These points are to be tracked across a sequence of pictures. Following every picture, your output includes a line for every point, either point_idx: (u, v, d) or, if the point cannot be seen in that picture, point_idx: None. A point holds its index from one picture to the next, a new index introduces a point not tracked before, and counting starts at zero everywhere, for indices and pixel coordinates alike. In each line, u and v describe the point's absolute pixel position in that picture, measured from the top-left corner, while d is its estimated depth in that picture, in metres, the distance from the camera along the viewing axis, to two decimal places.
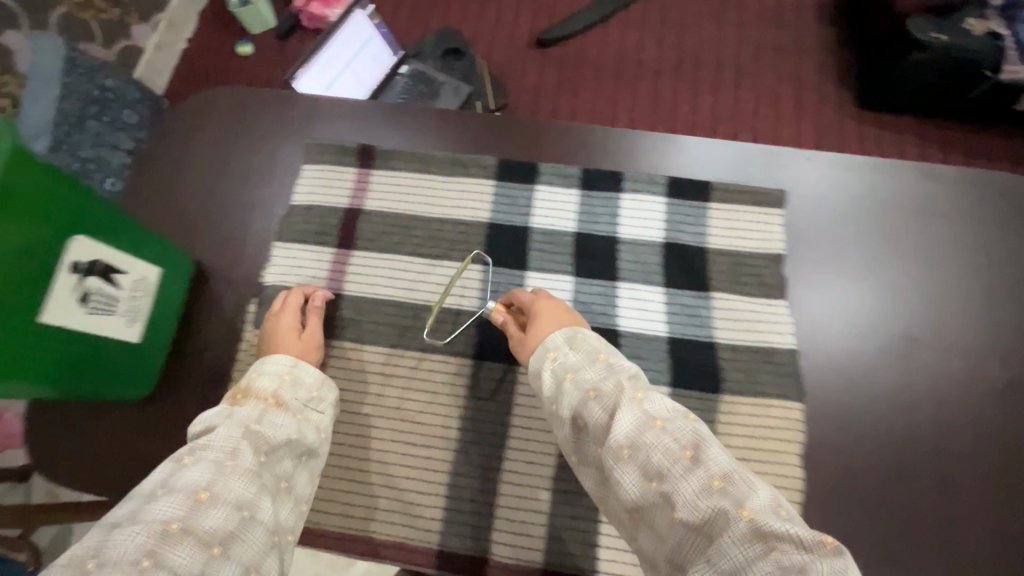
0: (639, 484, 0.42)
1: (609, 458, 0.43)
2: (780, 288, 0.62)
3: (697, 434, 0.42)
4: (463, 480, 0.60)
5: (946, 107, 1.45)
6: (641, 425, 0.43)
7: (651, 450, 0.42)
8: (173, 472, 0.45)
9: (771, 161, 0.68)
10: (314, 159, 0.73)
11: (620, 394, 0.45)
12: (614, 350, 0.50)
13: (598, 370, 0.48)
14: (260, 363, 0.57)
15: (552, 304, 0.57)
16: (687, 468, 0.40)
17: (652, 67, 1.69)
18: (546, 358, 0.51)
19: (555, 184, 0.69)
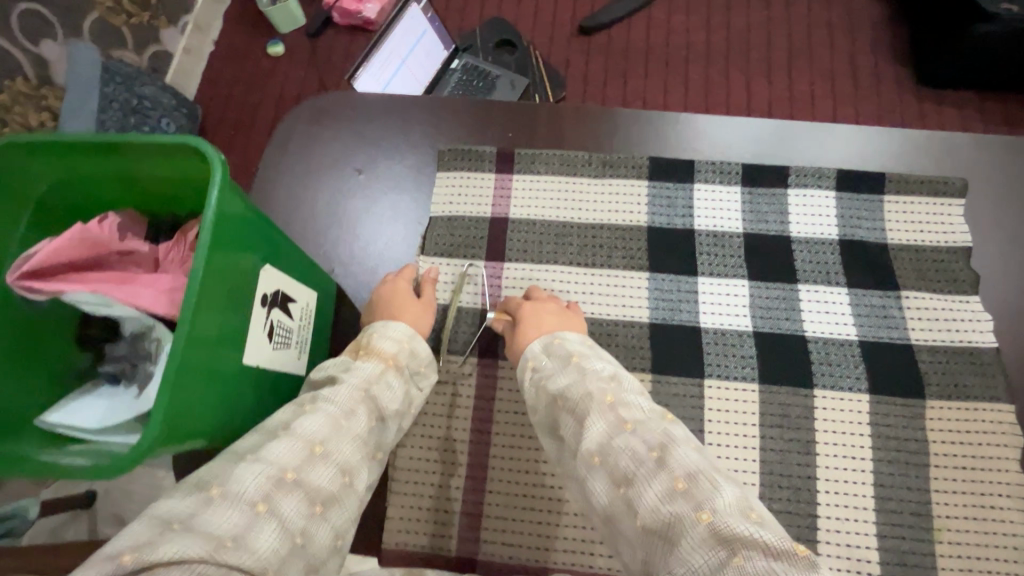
0: (609, 492, 0.42)
1: (583, 467, 0.44)
2: (974, 284, 0.59)
3: (666, 438, 0.42)
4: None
5: (1011, 80, 1.39)
6: (612, 430, 0.44)
7: (621, 455, 0.42)
8: (295, 416, 0.46)
9: (936, 146, 0.64)
10: (451, 166, 0.68)
11: (587, 399, 0.46)
12: (590, 354, 0.51)
13: (572, 374, 0.49)
14: (381, 324, 0.57)
15: (547, 308, 0.57)
16: (651, 472, 0.40)
17: (701, 50, 1.60)
18: (526, 367, 0.53)
19: (714, 182, 0.65)
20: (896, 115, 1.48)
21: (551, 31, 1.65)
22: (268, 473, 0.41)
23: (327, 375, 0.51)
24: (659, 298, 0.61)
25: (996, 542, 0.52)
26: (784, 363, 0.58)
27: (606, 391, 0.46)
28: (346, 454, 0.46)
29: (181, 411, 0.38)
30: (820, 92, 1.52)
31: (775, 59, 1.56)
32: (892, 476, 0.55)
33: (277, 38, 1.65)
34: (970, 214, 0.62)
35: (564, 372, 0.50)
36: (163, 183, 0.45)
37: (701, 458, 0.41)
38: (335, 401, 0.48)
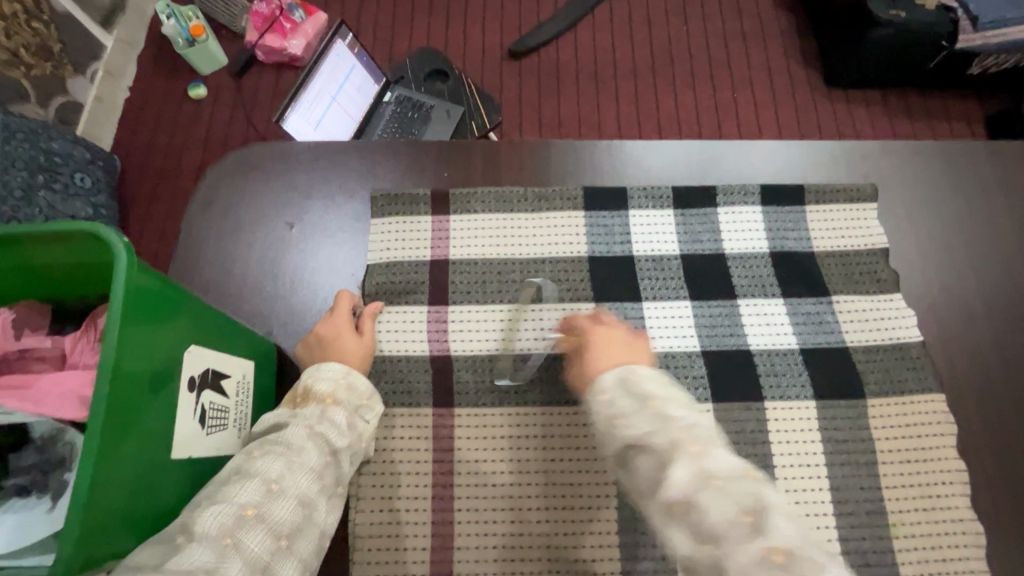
0: (689, 546, 0.38)
1: (659, 514, 0.40)
2: (895, 282, 0.63)
3: (761, 502, 0.37)
4: (634, 526, 0.56)
5: (907, 80, 1.52)
6: (699, 483, 0.39)
7: (712, 513, 0.37)
8: (245, 461, 0.46)
9: (852, 156, 0.70)
10: (385, 213, 0.67)
11: (672, 447, 0.41)
12: (669, 397, 0.45)
13: (651, 418, 0.43)
14: (315, 366, 0.55)
15: (612, 335, 0.52)
16: (744, 536, 0.36)
17: (628, 67, 1.65)
18: (596, 401, 0.47)
19: (647, 207, 0.67)
20: (812, 116, 1.57)
21: (482, 57, 1.67)
22: (228, 511, 0.41)
23: (273, 423, 0.50)
24: None
25: (948, 527, 0.55)
26: (734, 378, 0.60)
27: (690, 439, 0.41)
28: (302, 486, 0.46)
29: (105, 530, 0.35)
30: (743, 100, 1.60)
31: (697, 71, 1.64)
32: (846, 478, 0.57)
33: (198, 79, 1.59)
34: (881, 215, 0.67)
35: (641, 413, 0.44)
36: (64, 272, 0.41)
37: (799, 528, 0.37)
38: (283, 442, 0.48)
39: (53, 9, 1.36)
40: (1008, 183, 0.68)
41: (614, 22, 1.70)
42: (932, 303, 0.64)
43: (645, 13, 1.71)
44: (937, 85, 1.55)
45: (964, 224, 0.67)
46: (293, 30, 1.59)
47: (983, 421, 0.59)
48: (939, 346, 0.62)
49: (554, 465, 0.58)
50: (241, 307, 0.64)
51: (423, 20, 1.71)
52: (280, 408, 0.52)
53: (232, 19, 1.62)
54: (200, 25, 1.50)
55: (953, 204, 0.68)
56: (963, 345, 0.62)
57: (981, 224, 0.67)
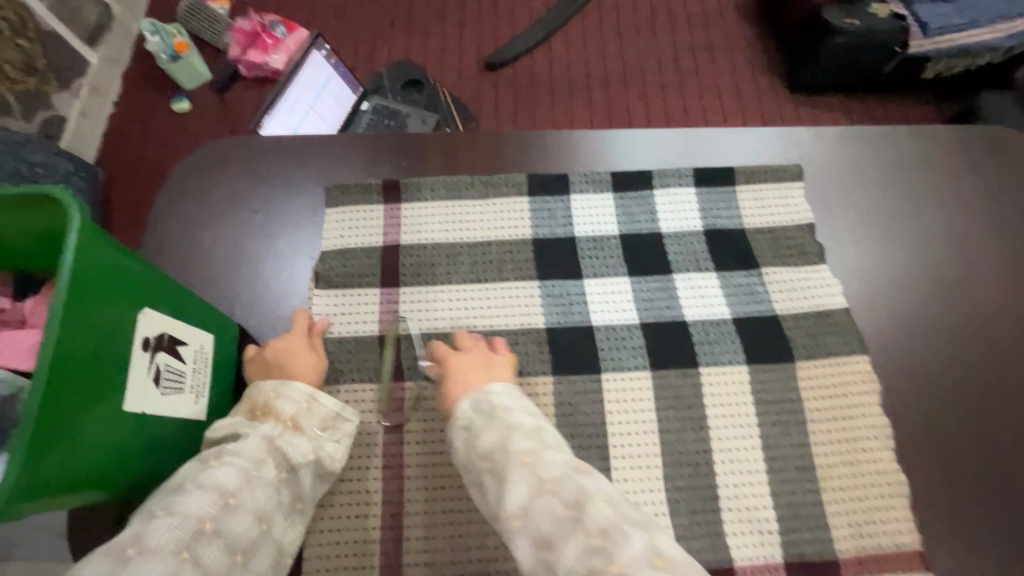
0: (531, 551, 0.41)
1: (506, 530, 0.43)
2: (820, 254, 0.68)
3: (581, 495, 0.42)
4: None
5: (866, 84, 1.59)
6: (533, 492, 0.43)
7: (540, 518, 0.41)
8: (201, 471, 0.47)
9: (784, 141, 0.75)
10: (339, 202, 0.70)
11: (506, 461, 0.46)
12: (515, 411, 0.52)
13: (496, 430, 0.50)
14: (279, 382, 0.57)
15: (471, 359, 0.58)
16: (568, 531, 0.40)
17: (600, 76, 1.72)
18: (458, 425, 0.52)
19: (587, 191, 0.71)
20: (776, 120, 1.64)
21: (458, 68, 1.73)
22: (182, 525, 0.42)
23: (231, 432, 0.52)
24: (551, 303, 0.66)
25: (873, 480, 0.58)
26: (670, 347, 0.63)
27: (525, 452, 0.46)
28: (260, 501, 0.48)
29: (54, 461, 0.38)
30: (710, 106, 1.67)
31: (665, 80, 1.71)
32: (778, 437, 0.60)
33: (181, 94, 1.64)
34: (810, 196, 0.72)
35: (489, 428, 0.50)
36: (26, 239, 0.45)
37: (619, 513, 0.41)
38: (241, 454, 0.50)
39: (39, 28, 1.41)
40: (933, 165, 0.73)
41: (586, 33, 1.77)
42: (860, 273, 0.68)
43: (615, 25, 1.78)
44: (894, 88, 1.62)
45: (889, 203, 0.71)
46: (275, 46, 1.65)
47: (909, 380, 0.63)
48: (866, 315, 0.66)
49: None
50: (204, 293, 0.67)
51: (401, 34, 1.77)
52: (239, 418, 0.54)
53: (215, 36, 1.67)
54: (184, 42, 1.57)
55: (879, 184, 0.72)
56: (890, 312, 0.66)
57: (904, 203, 0.71)
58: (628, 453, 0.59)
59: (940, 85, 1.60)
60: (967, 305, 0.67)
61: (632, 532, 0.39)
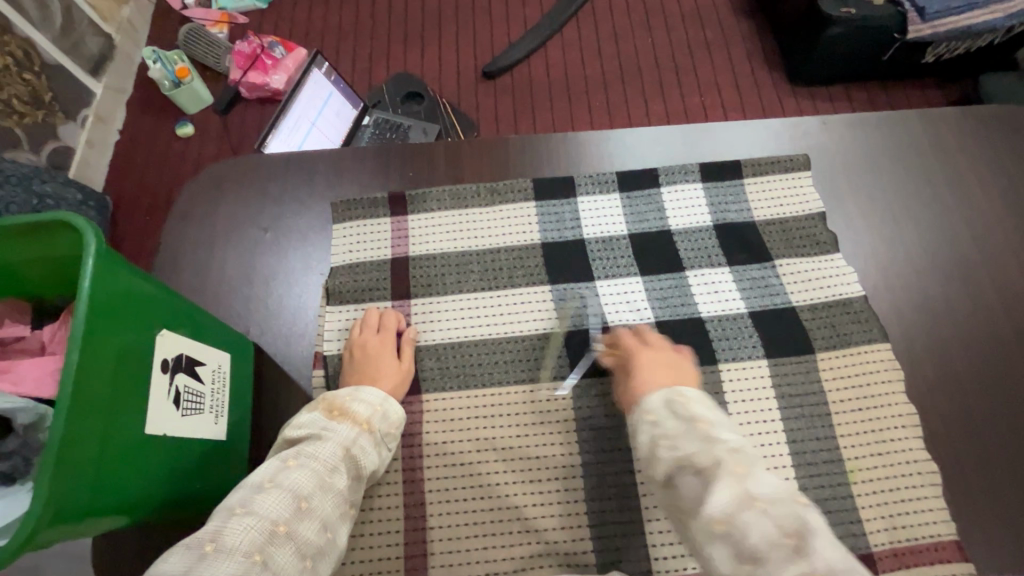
0: (729, 563, 0.40)
1: (698, 532, 0.42)
2: (833, 243, 0.67)
3: (804, 525, 0.40)
4: (603, 493, 0.58)
5: (867, 71, 1.58)
6: (741, 503, 0.41)
7: (751, 531, 0.40)
8: (280, 470, 0.49)
9: (790, 132, 0.74)
10: (346, 217, 0.71)
11: (718, 467, 0.43)
12: (716, 421, 0.49)
13: (698, 438, 0.46)
14: (355, 388, 0.59)
15: (658, 358, 0.57)
16: (785, 555, 0.38)
17: (599, 78, 1.72)
18: (644, 421, 0.51)
19: (594, 193, 0.71)
20: (778, 112, 1.63)
21: (457, 78, 1.74)
22: (256, 527, 0.44)
23: (306, 433, 0.53)
24: (565, 307, 0.66)
25: (903, 470, 0.57)
26: (687, 344, 0.63)
27: (735, 460, 0.44)
28: (328, 509, 0.49)
29: (78, 487, 0.38)
30: (710, 102, 1.66)
31: (663, 79, 1.71)
32: (802, 431, 0.59)
33: (185, 119, 1.66)
34: (820, 185, 0.71)
35: (687, 434, 0.47)
36: (41, 266, 0.45)
37: (840, 554, 0.39)
38: (318, 458, 0.51)
39: (44, 61, 1.43)
40: (944, 147, 0.72)
41: (582, 36, 1.78)
42: (876, 261, 0.67)
43: (610, 26, 1.79)
44: (896, 74, 1.61)
45: (901, 188, 0.71)
46: (275, 66, 1.67)
47: (933, 366, 0.62)
48: (885, 303, 0.65)
49: (518, 441, 0.60)
50: (217, 314, 0.67)
51: (398, 48, 1.79)
52: (317, 414, 0.55)
53: (216, 60, 1.70)
54: (185, 67, 1.59)
55: (890, 170, 0.71)
56: (910, 298, 0.65)
57: (916, 187, 0.71)
58: None
59: (942, 68, 1.58)
60: (987, 286, 0.66)
61: None
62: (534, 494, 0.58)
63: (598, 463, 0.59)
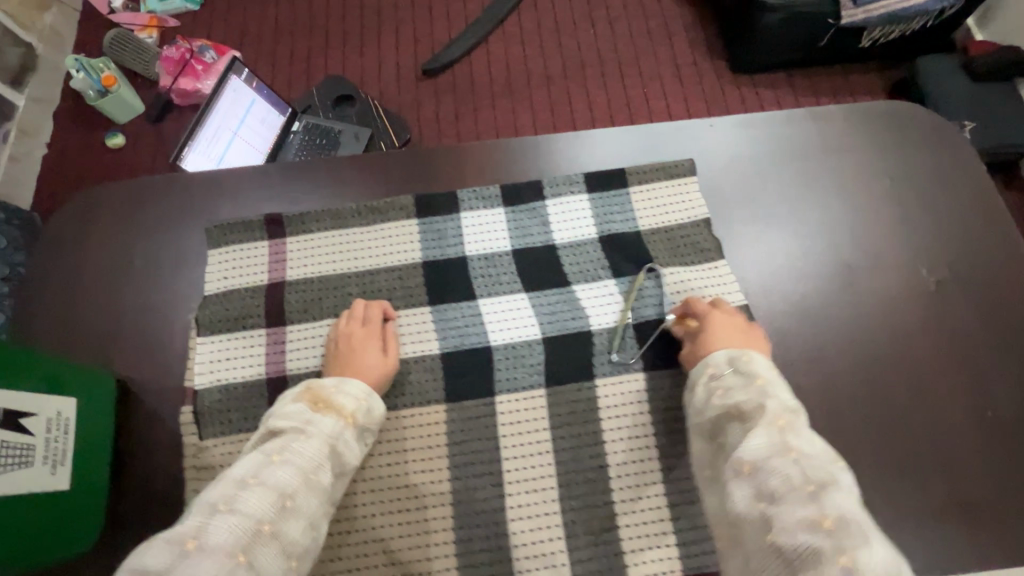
0: (750, 503, 0.43)
1: (730, 477, 0.46)
2: (717, 251, 0.66)
3: (830, 478, 0.41)
4: (472, 520, 0.57)
5: (809, 58, 1.57)
6: (774, 450, 0.45)
7: (772, 476, 0.43)
8: (239, 491, 0.44)
9: (681, 136, 0.73)
10: (219, 242, 0.68)
11: (761, 416, 0.48)
12: (774, 379, 0.52)
13: (750, 391, 0.51)
14: (340, 379, 0.57)
15: (728, 319, 0.59)
16: (802, 498, 0.41)
17: (540, 73, 1.69)
18: (704, 373, 0.55)
19: (478, 208, 0.69)
20: (722, 102, 1.62)
21: (396, 78, 1.70)
22: (245, 525, 0.42)
23: (278, 444, 0.50)
24: (442, 328, 0.64)
25: None
26: (568, 362, 0.62)
27: (780, 414, 0.48)
28: (314, 508, 0.47)
29: None
30: (653, 95, 1.64)
31: (605, 72, 1.68)
32: (675, 446, 0.59)
33: (116, 129, 1.60)
34: (709, 189, 0.70)
35: (746, 389, 0.51)
36: None
37: (858, 509, 0.40)
38: (281, 478, 0.47)
39: None
40: (831, 149, 0.72)
41: (523, 31, 1.74)
42: (761, 267, 0.67)
43: (552, 19, 1.76)
44: (840, 59, 1.58)
45: (790, 190, 0.70)
46: (206, 72, 1.61)
47: (819, 372, 0.61)
48: (770, 311, 0.65)
49: (390, 472, 0.58)
50: (92, 350, 0.64)
51: (336, 48, 1.74)
52: (301, 405, 0.54)
53: (145, 66, 1.63)
54: (112, 75, 1.52)
55: (779, 172, 0.71)
56: (794, 303, 0.65)
57: (806, 189, 0.70)
58: (523, 476, 0.58)
59: (889, 54, 1.56)
60: (873, 288, 0.65)
61: (873, 538, 0.38)
62: (401, 525, 0.57)
63: (473, 489, 0.58)
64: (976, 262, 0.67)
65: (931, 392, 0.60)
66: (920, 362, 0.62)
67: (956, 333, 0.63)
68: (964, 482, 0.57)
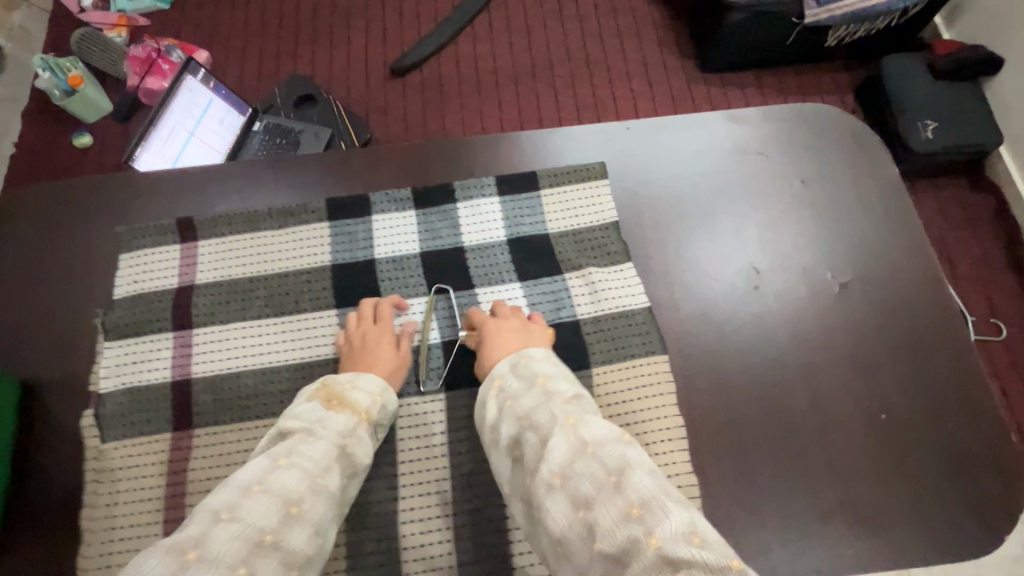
0: (567, 513, 0.43)
1: (539, 486, 0.45)
2: (624, 255, 0.67)
3: (622, 461, 0.43)
4: (364, 523, 0.58)
5: (775, 58, 1.56)
6: (573, 452, 0.45)
7: (579, 478, 0.43)
8: (239, 499, 0.44)
9: (597, 139, 0.74)
10: (130, 246, 0.68)
11: (551, 420, 0.48)
12: (555, 375, 0.54)
13: (535, 395, 0.52)
14: (354, 374, 0.59)
15: (510, 325, 0.61)
16: (608, 494, 0.41)
17: (507, 73, 1.69)
18: (493, 386, 0.56)
19: (391, 211, 0.70)
20: (687, 102, 1.61)
21: (362, 78, 1.69)
22: (243, 535, 0.42)
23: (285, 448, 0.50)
24: (348, 330, 0.65)
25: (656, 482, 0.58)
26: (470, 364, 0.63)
27: (568, 414, 0.48)
28: (319, 514, 0.47)
29: None
30: (619, 94, 1.64)
31: (569, 70, 1.68)
32: None
33: (84, 128, 1.60)
34: (618, 194, 0.71)
35: (529, 392, 0.53)
36: None
37: (657, 484, 0.42)
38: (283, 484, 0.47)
39: None
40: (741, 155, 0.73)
41: (491, 30, 1.74)
42: (664, 271, 0.67)
43: (521, 19, 1.75)
44: (807, 58, 1.57)
45: (701, 196, 0.71)
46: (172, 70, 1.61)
47: (723, 377, 0.62)
48: (673, 315, 0.65)
49: None
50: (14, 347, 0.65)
51: (304, 48, 1.74)
52: (315, 406, 0.55)
53: (113, 65, 1.63)
54: (78, 75, 1.51)
55: (691, 178, 0.72)
56: (695, 308, 0.66)
57: (719, 196, 0.71)
58: (417, 480, 0.59)
59: (857, 53, 1.54)
60: (778, 293, 0.66)
61: (670, 505, 0.40)
62: None
63: (371, 490, 0.59)
64: (884, 268, 0.68)
65: (833, 397, 0.61)
66: (824, 367, 0.63)
67: (860, 339, 0.64)
68: (862, 488, 0.58)
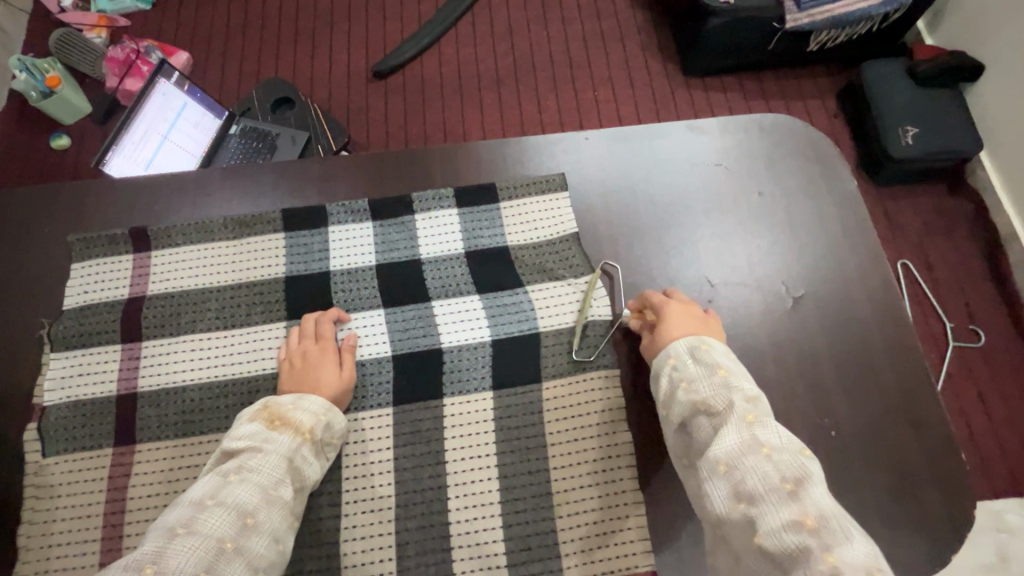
0: (727, 503, 0.48)
1: (707, 473, 0.51)
2: (647, 256, 0.72)
3: (802, 472, 0.47)
4: (415, 512, 0.62)
5: (756, 62, 1.61)
6: (744, 448, 0.49)
7: (748, 476, 0.47)
8: None
9: (615, 143, 0.78)
10: (177, 243, 0.73)
11: (731, 415, 0.52)
12: (733, 369, 0.56)
13: (714, 385, 0.55)
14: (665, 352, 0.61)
15: (683, 310, 0.64)
16: (780, 498, 0.45)
17: (491, 76, 1.69)
18: (666, 366, 0.60)
19: (433, 211, 0.76)
20: (671, 105, 1.65)
21: (346, 81, 1.67)
22: None
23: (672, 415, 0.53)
24: (393, 324, 0.70)
25: None
26: (506, 361, 0.68)
27: (746, 411, 0.52)
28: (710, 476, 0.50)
29: None
30: (603, 97, 1.66)
31: (559, 76, 1.69)
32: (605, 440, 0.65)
33: (62, 130, 1.52)
34: (637, 196, 0.75)
35: (707, 380, 0.56)
36: None
37: (831, 503, 0.45)
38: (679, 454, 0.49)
39: None
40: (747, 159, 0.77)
41: (476, 33, 1.75)
42: (680, 269, 0.71)
43: (506, 22, 1.76)
44: (785, 62, 1.62)
45: (714, 198, 0.75)
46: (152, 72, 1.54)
47: (742, 367, 0.66)
48: (691, 309, 0.70)
49: (345, 478, 0.63)
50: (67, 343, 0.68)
51: (287, 49, 1.70)
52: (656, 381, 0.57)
53: (91, 66, 1.56)
54: (57, 75, 1.44)
55: (705, 180, 0.76)
56: (714, 304, 0.70)
57: (729, 197, 0.75)
58: (466, 473, 0.63)
59: (834, 57, 1.61)
60: (786, 287, 0.71)
61: (849, 531, 0.43)
62: (348, 520, 0.61)
63: (421, 483, 0.63)
64: (884, 262, 0.73)
65: (845, 383, 0.66)
66: (833, 355, 0.67)
67: (864, 328, 0.69)
68: (875, 467, 0.63)
